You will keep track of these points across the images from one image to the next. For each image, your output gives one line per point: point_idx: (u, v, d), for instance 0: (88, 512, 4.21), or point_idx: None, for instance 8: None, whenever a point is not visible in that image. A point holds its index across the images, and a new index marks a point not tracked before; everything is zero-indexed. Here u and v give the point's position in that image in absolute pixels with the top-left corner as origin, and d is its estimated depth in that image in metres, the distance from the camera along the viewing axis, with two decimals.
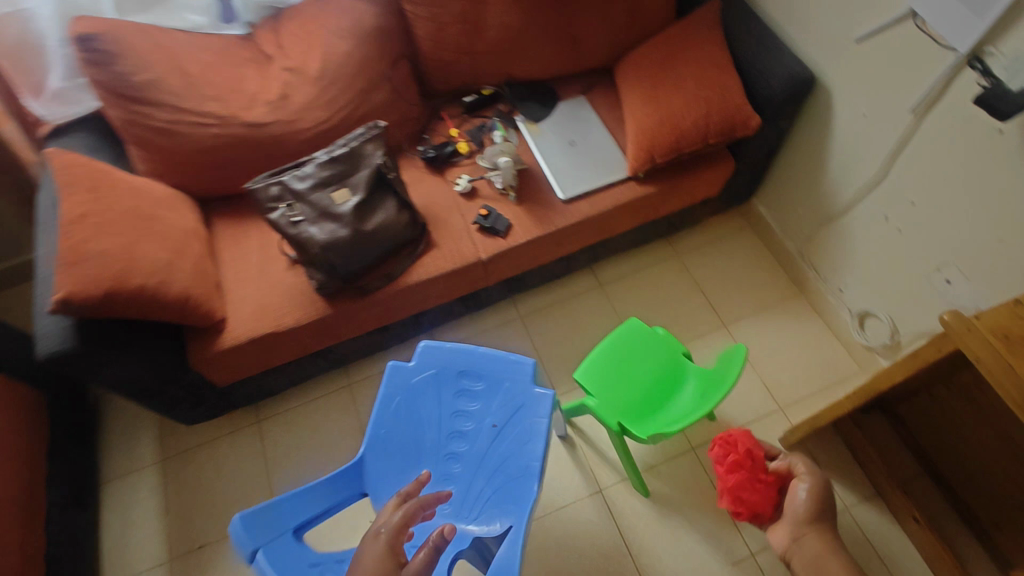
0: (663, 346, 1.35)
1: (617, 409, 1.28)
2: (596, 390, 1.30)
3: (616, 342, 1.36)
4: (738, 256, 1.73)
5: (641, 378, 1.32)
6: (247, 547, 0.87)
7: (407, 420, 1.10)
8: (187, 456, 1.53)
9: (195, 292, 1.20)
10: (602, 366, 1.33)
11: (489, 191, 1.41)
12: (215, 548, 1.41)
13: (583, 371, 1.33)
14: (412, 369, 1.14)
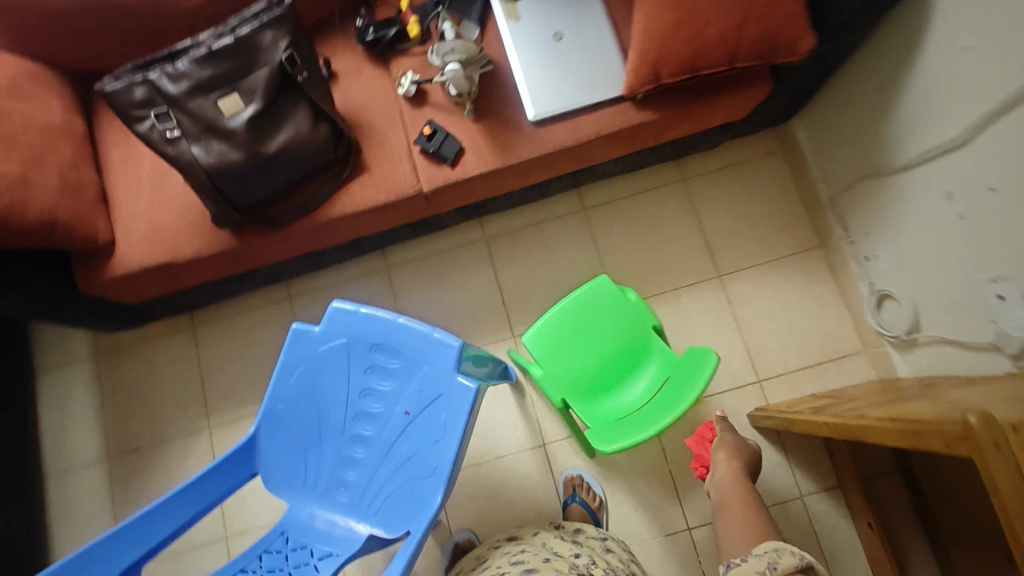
0: (633, 317, 1.15)
1: (566, 387, 1.13)
2: (545, 359, 1.13)
3: (578, 304, 1.15)
4: (758, 191, 1.42)
5: (599, 351, 1.14)
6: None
7: (310, 394, 0.97)
8: (120, 356, 1.46)
9: (64, 213, 0.99)
10: (557, 332, 1.14)
11: (441, 98, 1.09)
12: (151, 452, 1.41)
13: (534, 334, 1.14)
14: (317, 336, 0.97)
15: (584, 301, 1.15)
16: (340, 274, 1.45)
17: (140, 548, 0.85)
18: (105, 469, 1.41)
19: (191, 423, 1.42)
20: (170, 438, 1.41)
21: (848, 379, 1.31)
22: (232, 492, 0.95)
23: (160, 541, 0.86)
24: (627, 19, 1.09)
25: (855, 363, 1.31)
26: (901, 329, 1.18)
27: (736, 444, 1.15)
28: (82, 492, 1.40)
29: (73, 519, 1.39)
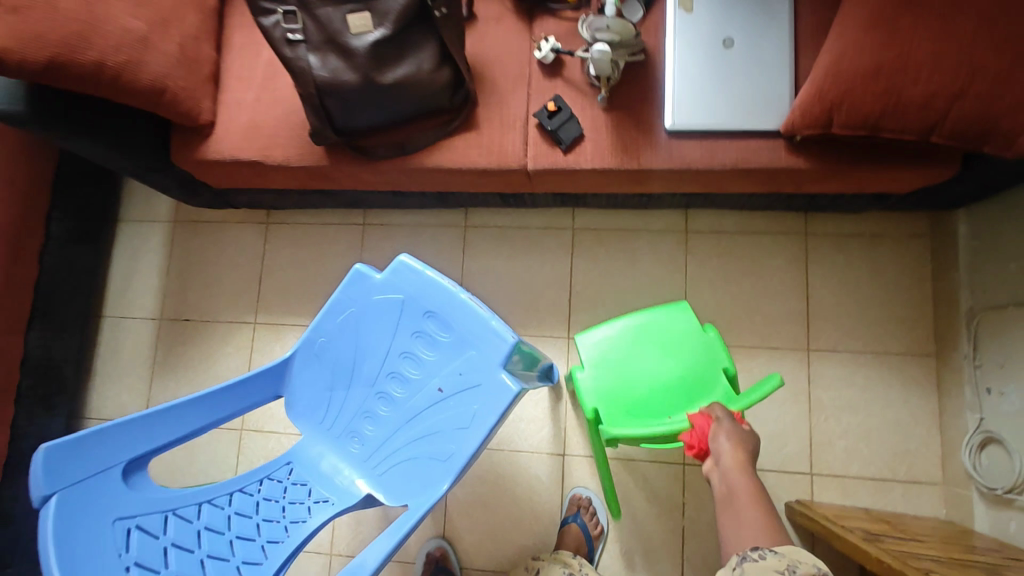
0: (706, 357, 1.03)
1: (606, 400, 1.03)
2: (596, 369, 1.05)
3: (647, 324, 1.06)
4: (884, 273, 1.25)
5: (654, 377, 1.03)
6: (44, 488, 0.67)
7: (352, 338, 0.94)
8: (195, 229, 1.50)
9: (175, 84, 0.98)
10: (616, 347, 1.06)
11: (577, 74, 0.99)
12: (197, 327, 1.45)
13: (593, 341, 1.06)
14: (377, 284, 0.93)
15: (657, 327, 1.05)
16: (418, 218, 1.41)
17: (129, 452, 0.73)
18: (153, 327, 1.46)
19: (239, 313, 1.45)
20: (217, 320, 1.45)
21: (910, 507, 1.17)
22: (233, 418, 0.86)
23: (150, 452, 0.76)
24: (814, 45, 0.94)
25: (925, 493, 1.17)
26: (999, 482, 1.02)
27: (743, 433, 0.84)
28: (128, 341, 1.47)
29: (114, 362, 1.46)
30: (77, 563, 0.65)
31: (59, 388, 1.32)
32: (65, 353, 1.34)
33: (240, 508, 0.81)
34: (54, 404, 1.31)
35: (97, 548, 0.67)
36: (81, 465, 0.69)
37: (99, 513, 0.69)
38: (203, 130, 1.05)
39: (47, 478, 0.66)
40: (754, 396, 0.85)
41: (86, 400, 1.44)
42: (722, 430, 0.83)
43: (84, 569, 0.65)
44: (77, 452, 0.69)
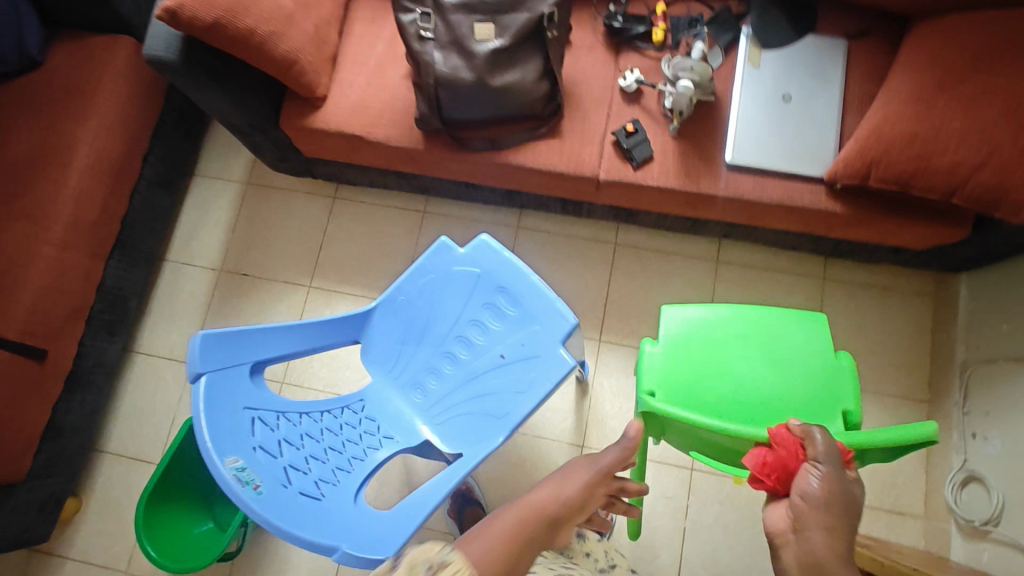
0: (830, 373, 0.94)
1: (677, 386, 0.97)
2: (681, 350, 0.99)
3: (769, 325, 0.98)
4: (889, 323, 1.39)
5: (748, 386, 0.96)
6: (195, 367, 0.71)
7: (428, 301, 1.05)
8: (265, 193, 1.61)
9: (305, 58, 1.11)
10: (718, 333, 0.99)
11: (653, 104, 1.13)
12: (254, 283, 1.55)
13: (697, 317, 1.01)
14: (460, 256, 1.05)
15: (788, 326, 0.97)
16: (475, 213, 1.54)
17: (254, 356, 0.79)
18: (212, 278, 1.56)
19: (295, 276, 1.55)
20: (273, 280, 1.55)
21: (893, 535, 1.28)
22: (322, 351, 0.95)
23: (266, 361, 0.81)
24: (861, 110, 1.09)
25: (907, 524, 1.28)
26: (977, 517, 1.15)
27: (843, 497, 0.61)
28: (186, 286, 1.56)
29: (170, 304, 1.55)
30: (224, 434, 0.68)
31: (123, 317, 1.40)
32: (134, 287, 1.43)
33: (331, 425, 0.84)
34: (116, 331, 1.39)
35: (236, 426, 0.71)
36: (225, 353, 0.74)
37: (234, 398, 0.73)
38: (316, 101, 1.18)
39: (201, 357, 0.71)
40: (873, 436, 0.69)
41: (137, 335, 1.53)
42: (804, 497, 0.62)
43: (229, 440, 0.68)
44: (225, 341, 0.74)
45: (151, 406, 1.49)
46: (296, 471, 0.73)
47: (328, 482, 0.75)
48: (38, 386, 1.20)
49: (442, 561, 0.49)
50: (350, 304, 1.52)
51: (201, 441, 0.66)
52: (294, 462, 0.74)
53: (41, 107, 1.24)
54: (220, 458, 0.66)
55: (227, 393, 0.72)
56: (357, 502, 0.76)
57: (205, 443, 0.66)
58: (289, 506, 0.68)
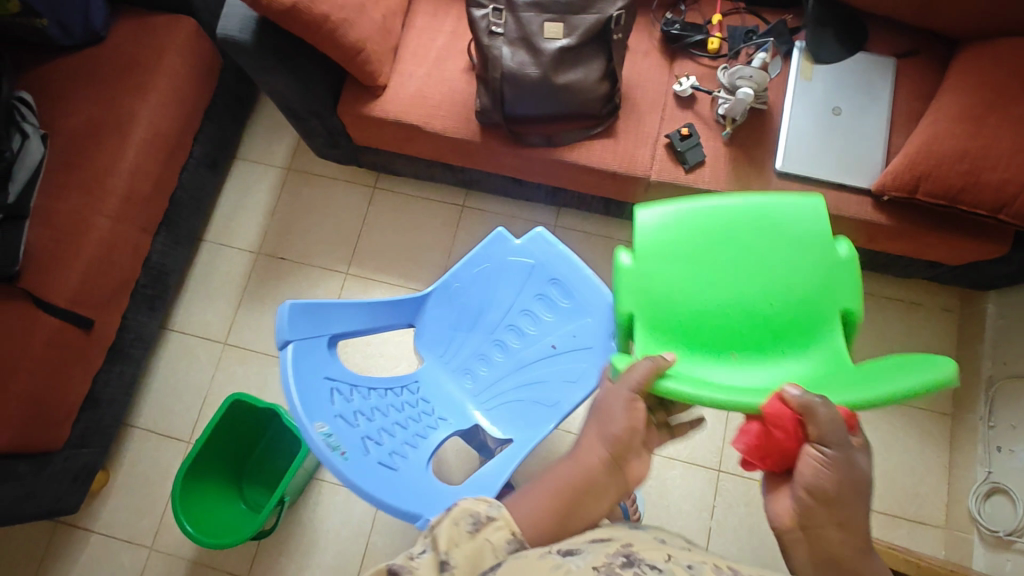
0: (823, 267, 0.87)
1: (657, 301, 0.88)
2: (661, 251, 0.89)
3: (757, 217, 0.89)
4: (916, 336, 1.43)
5: (733, 288, 0.88)
6: (283, 335, 0.73)
7: (481, 289, 1.07)
8: (305, 179, 1.63)
9: (371, 47, 1.14)
10: (701, 234, 0.89)
11: (706, 110, 1.17)
12: (291, 268, 1.57)
13: (671, 215, 0.90)
14: (516, 247, 1.07)
15: (778, 225, 0.88)
16: (513, 210, 1.56)
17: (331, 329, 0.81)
18: (250, 260, 1.57)
19: (332, 262, 1.56)
20: (311, 265, 1.56)
21: (914, 544, 1.31)
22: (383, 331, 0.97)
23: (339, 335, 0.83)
24: (908, 126, 1.13)
25: (928, 533, 1.31)
26: (1002, 527, 1.18)
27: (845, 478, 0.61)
28: (223, 267, 1.57)
29: (207, 284, 1.56)
30: (311, 402, 0.70)
31: (163, 293, 1.41)
32: (175, 264, 1.44)
33: (396, 401, 0.87)
34: (156, 307, 1.40)
35: (320, 395, 0.73)
36: (309, 324, 0.76)
37: (316, 367, 0.75)
38: (376, 90, 1.20)
39: (289, 326, 0.73)
40: (876, 394, 0.62)
41: (173, 313, 1.54)
42: (810, 490, 0.62)
43: (316, 407, 0.70)
44: (309, 312, 0.76)
45: (183, 384, 1.49)
46: (372, 442, 0.76)
47: (400, 455, 0.78)
48: (84, 355, 1.20)
49: (489, 515, 0.57)
50: (386, 292, 1.54)
51: (293, 406, 0.68)
52: (370, 433, 0.77)
53: (102, 80, 1.26)
54: (310, 423, 0.68)
55: (310, 362, 0.75)
56: (427, 473, 0.79)
57: (296, 409, 0.68)
58: (372, 474, 0.71)
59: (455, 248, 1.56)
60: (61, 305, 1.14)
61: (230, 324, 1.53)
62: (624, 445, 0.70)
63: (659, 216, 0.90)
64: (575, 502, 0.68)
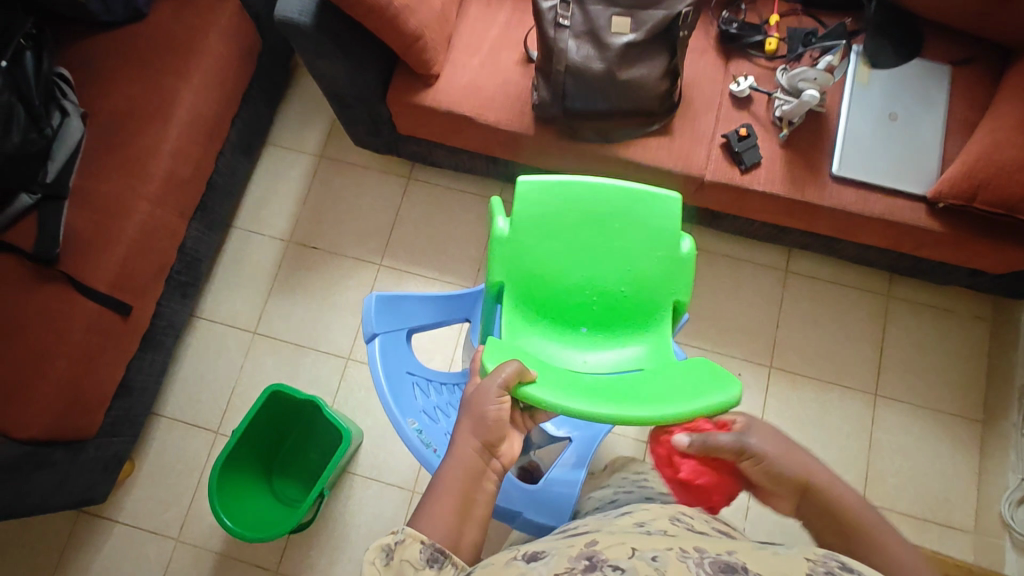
0: (672, 258, 0.88)
1: (521, 274, 0.89)
2: (534, 225, 0.88)
3: (623, 202, 0.87)
4: (947, 343, 1.44)
5: (592, 268, 0.88)
6: (369, 328, 0.71)
7: None
8: (338, 168, 1.60)
9: (428, 35, 1.12)
10: (569, 211, 0.87)
11: (762, 111, 1.17)
12: (322, 257, 1.54)
13: (548, 188, 0.87)
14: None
15: (641, 216, 0.87)
16: None
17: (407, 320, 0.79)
18: (280, 248, 1.54)
19: (365, 252, 1.54)
20: (342, 255, 1.53)
21: (945, 548, 1.32)
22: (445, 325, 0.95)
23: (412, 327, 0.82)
24: (963, 133, 1.13)
25: (958, 538, 1.32)
26: None
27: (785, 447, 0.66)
28: (253, 255, 1.54)
29: (235, 271, 1.52)
30: (402, 398, 0.69)
31: (195, 280, 1.38)
32: (207, 251, 1.40)
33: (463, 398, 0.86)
34: (188, 294, 1.37)
35: (406, 390, 0.71)
36: (390, 318, 0.75)
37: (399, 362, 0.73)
38: (429, 79, 1.18)
39: (375, 319, 0.71)
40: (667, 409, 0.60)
41: (201, 300, 1.50)
42: (770, 476, 0.66)
43: (406, 404, 0.69)
44: (390, 306, 0.75)
45: (211, 373, 1.46)
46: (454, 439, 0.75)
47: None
48: (121, 341, 1.18)
49: (395, 542, 0.56)
50: (420, 285, 1.51)
51: (386, 403, 0.66)
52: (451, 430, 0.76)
53: (142, 59, 1.22)
54: (401, 418, 0.66)
55: (393, 354, 0.73)
56: None
57: (390, 406, 0.66)
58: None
59: (490, 242, 1.54)
60: (102, 290, 1.11)
61: (260, 313, 1.50)
62: (492, 431, 0.65)
63: (532, 186, 0.87)
64: (469, 495, 0.64)
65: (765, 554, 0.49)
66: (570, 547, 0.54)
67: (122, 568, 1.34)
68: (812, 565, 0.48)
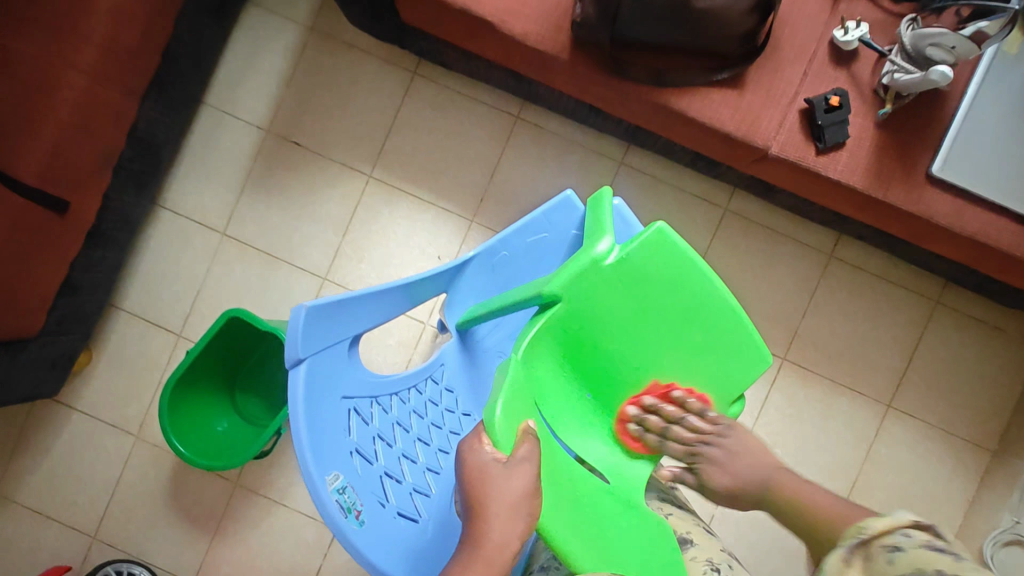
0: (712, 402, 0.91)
1: (582, 308, 0.82)
2: (628, 281, 0.83)
3: (711, 320, 0.87)
4: (984, 364, 1.30)
5: (638, 349, 0.86)
6: (294, 351, 0.64)
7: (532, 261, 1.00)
8: (330, 47, 1.32)
9: None
10: (675, 294, 0.85)
11: (865, 75, 0.93)
12: (305, 156, 1.33)
13: (671, 254, 0.84)
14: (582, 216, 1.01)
15: (721, 346, 0.88)
16: (572, 134, 1.31)
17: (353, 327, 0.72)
18: (257, 138, 1.33)
19: (354, 158, 1.32)
20: (328, 157, 1.32)
21: None
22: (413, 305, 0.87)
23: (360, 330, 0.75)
24: None
25: None
26: None
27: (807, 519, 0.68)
28: (226, 142, 1.33)
29: (206, 158, 1.32)
30: (324, 446, 0.64)
31: (153, 169, 1.19)
32: (167, 135, 1.20)
33: (417, 406, 0.81)
34: (144, 185, 1.19)
35: (333, 423, 0.66)
36: (325, 332, 0.67)
37: (333, 388, 0.68)
38: None
39: (302, 340, 0.64)
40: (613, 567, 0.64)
41: (165, 186, 1.32)
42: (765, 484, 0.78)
43: (329, 453, 0.64)
44: (328, 317, 0.67)
45: (173, 272, 1.32)
46: (391, 481, 0.71)
47: (421, 493, 0.75)
48: (56, 240, 1.02)
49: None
50: (412, 207, 1.32)
51: (301, 451, 0.61)
52: (388, 468, 0.72)
53: None
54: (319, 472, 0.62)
55: (324, 379, 0.67)
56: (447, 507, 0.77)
57: (306, 461, 0.61)
58: (383, 539, 0.67)
59: (498, 168, 1.32)
60: (30, 183, 0.94)
61: (231, 211, 1.32)
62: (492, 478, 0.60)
63: (661, 244, 0.83)
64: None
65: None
66: None
67: (79, 457, 1.32)
68: None
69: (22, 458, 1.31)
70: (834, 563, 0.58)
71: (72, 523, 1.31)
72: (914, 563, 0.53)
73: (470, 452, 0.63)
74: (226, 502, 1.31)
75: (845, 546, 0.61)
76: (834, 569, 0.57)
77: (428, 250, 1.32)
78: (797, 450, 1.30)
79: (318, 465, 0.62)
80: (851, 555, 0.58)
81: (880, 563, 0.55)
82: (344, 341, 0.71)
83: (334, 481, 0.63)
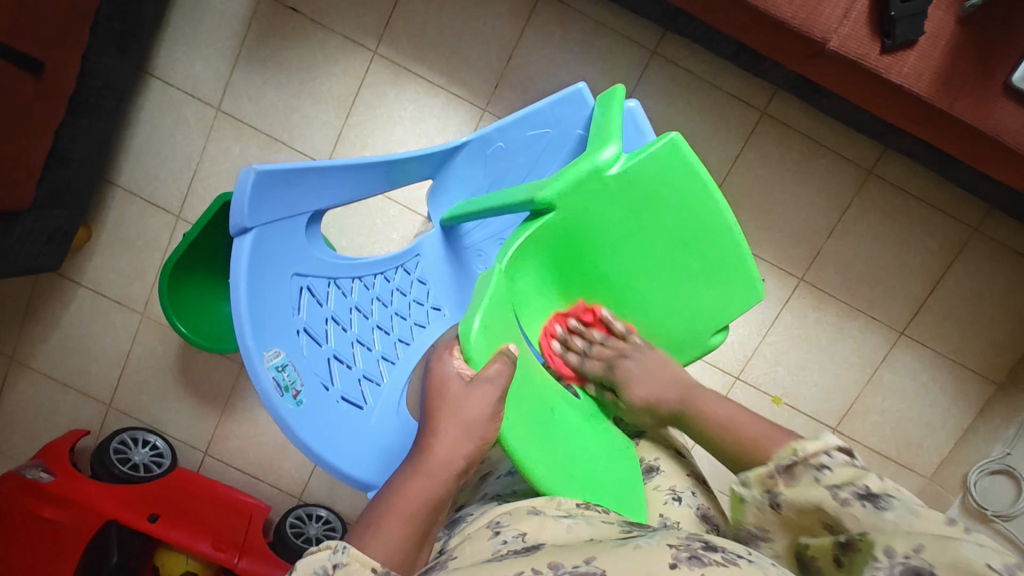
0: (695, 335, 0.86)
1: (575, 218, 0.78)
2: (628, 194, 0.78)
3: (715, 250, 0.82)
4: (1011, 298, 1.24)
5: (633, 269, 0.83)
6: (240, 220, 0.63)
7: (529, 161, 0.95)
8: None
9: None
10: (678, 215, 0.80)
11: None
12: (303, 25, 1.19)
13: (679, 170, 0.78)
14: (590, 113, 0.94)
15: (717, 276, 0.83)
16: (603, 14, 1.16)
17: (311, 204, 0.72)
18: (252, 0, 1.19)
19: (358, 30, 1.19)
20: (328, 25, 1.19)
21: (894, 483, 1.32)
22: (387, 190, 0.86)
23: (317, 209, 0.75)
24: None
25: (910, 478, 1.32)
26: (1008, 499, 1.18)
27: None
28: (216, 3, 1.19)
29: (194, 19, 1.20)
30: (264, 322, 0.65)
31: (137, 30, 1.09)
32: None
33: (381, 294, 0.83)
34: (127, 49, 1.09)
35: (282, 298, 0.68)
36: (275, 205, 0.66)
37: (281, 265, 0.68)
38: None
39: (249, 210, 0.63)
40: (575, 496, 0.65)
41: (153, 52, 1.21)
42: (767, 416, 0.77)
43: (271, 329, 0.65)
44: (278, 192, 0.66)
45: (168, 147, 1.25)
46: (339, 364, 0.74)
47: (370, 380, 0.77)
48: (33, 106, 0.94)
49: (334, 566, 0.46)
50: (420, 91, 1.21)
51: (240, 324, 0.62)
52: (338, 351, 0.74)
53: None
54: (257, 345, 0.63)
55: (271, 253, 0.67)
56: (396, 398, 0.80)
57: (245, 336, 0.62)
58: (322, 420, 0.69)
59: (516, 49, 1.19)
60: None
61: (225, 85, 1.22)
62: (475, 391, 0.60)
63: (669, 157, 0.77)
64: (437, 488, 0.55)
65: (626, 553, 0.46)
66: (491, 543, 0.54)
67: (88, 330, 1.33)
68: (674, 553, 0.45)
69: (32, 327, 1.33)
70: (752, 473, 0.58)
71: (88, 391, 1.36)
72: (842, 479, 0.50)
73: (439, 361, 0.65)
74: (233, 381, 1.35)
75: (773, 458, 0.58)
76: (752, 482, 0.57)
77: (436, 140, 1.24)
78: (800, 369, 1.29)
79: (257, 340, 0.63)
80: (775, 473, 0.56)
81: (807, 482, 0.53)
82: (297, 219, 0.71)
83: (273, 358, 0.64)
